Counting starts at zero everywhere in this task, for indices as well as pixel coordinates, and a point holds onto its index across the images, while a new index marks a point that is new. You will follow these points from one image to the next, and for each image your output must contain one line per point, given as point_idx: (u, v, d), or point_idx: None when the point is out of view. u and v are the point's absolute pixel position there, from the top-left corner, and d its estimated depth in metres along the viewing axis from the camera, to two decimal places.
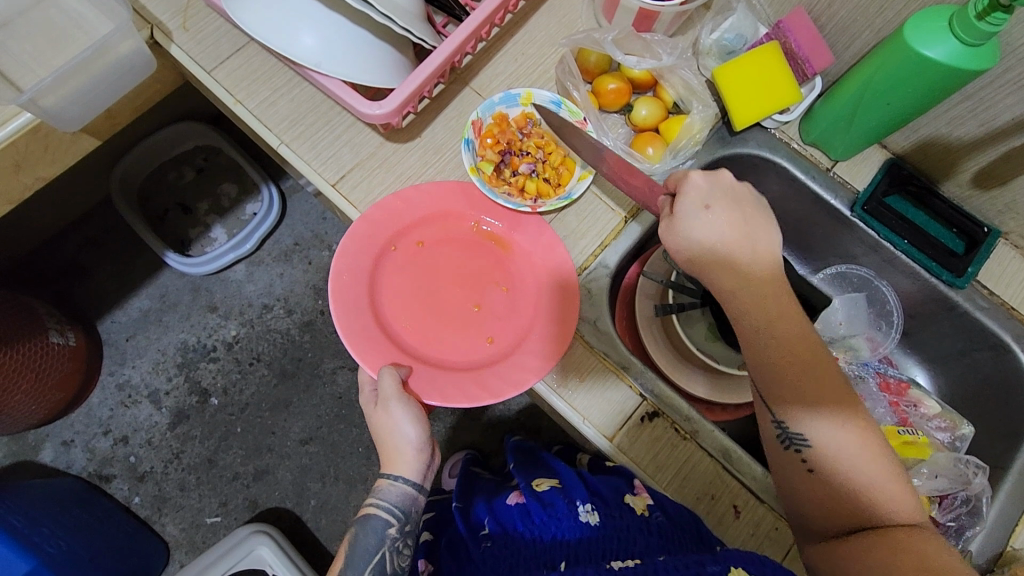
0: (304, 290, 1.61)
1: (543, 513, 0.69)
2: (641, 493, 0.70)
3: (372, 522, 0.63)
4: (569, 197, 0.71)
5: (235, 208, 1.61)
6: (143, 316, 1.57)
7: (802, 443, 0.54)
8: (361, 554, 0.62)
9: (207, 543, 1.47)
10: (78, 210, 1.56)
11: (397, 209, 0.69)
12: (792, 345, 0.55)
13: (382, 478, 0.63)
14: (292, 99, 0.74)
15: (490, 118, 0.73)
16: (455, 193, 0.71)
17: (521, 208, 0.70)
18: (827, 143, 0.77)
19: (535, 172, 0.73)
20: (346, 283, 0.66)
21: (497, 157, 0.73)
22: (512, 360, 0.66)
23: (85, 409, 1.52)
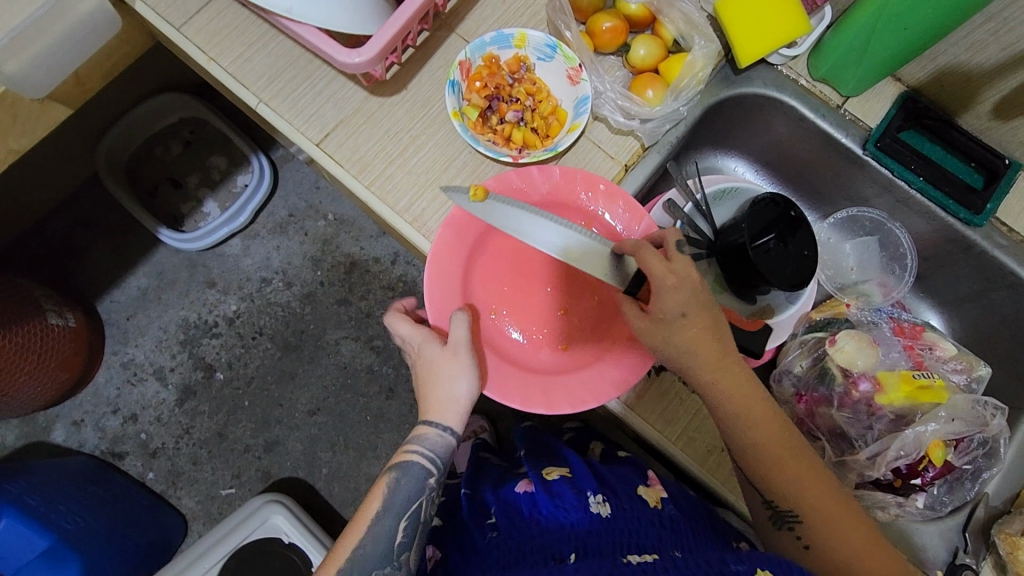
0: (301, 261, 1.59)
1: (551, 505, 0.70)
2: (654, 486, 0.74)
3: (414, 469, 0.63)
4: (555, 149, 0.67)
5: (226, 181, 1.57)
6: (142, 295, 1.55)
7: (793, 521, 0.57)
8: (401, 500, 0.62)
9: (223, 514, 1.49)
10: (66, 189, 1.53)
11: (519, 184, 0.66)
12: (769, 437, 0.56)
13: (425, 426, 0.63)
14: (268, 54, 0.69)
15: (479, 59, 0.69)
16: (578, 185, 0.66)
17: (503, 156, 0.67)
18: (838, 78, 0.72)
19: (522, 121, 0.70)
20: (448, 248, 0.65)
21: (483, 102, 0.69)
22: (579, 375, 0.64)
23: (92, 389, 1.52)
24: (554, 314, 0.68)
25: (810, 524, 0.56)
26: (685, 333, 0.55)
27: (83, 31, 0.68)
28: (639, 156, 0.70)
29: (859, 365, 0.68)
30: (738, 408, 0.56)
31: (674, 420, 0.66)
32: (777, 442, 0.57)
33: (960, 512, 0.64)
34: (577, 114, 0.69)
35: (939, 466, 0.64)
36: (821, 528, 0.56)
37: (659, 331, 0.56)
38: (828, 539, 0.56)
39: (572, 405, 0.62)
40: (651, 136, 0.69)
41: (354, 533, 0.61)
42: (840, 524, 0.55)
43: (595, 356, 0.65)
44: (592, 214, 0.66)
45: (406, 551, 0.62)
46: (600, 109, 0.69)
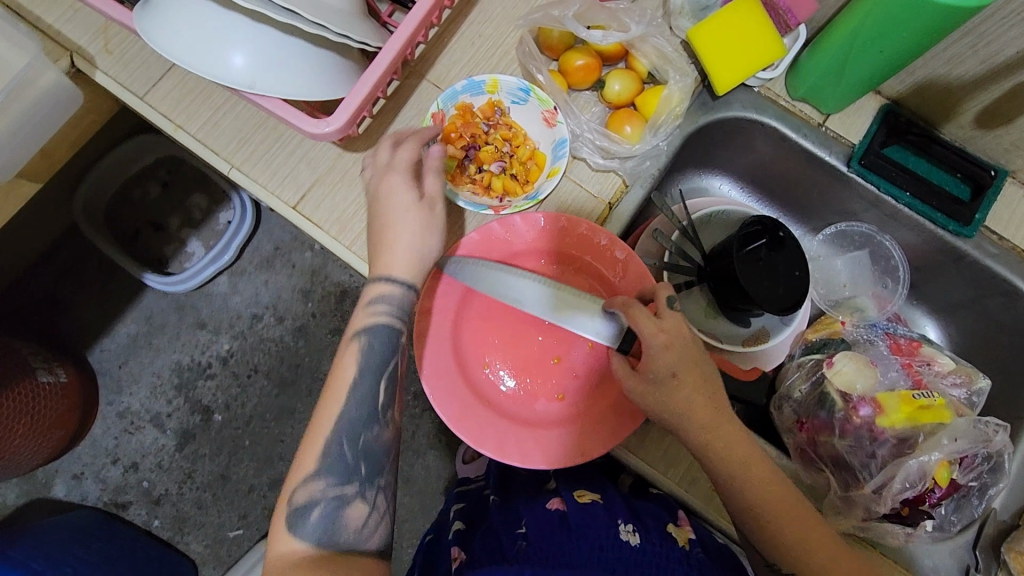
0: (291, 295, 1.57)
1: (583, 526, 0.73)
2: (683, 525, 0.74)
3: (382, 322, 0.58)
4: (536, 197, 0.66)
5: (208, 220, 1.55)
6: (132, 341, 1.53)
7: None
8: (374, 362, 0.58)
9: (233, 556, 1.48)
10: (46, 241, 1.50)
11: (504, 236, 0.65)
12: (763, 495, 0.57)
13: (389, 281, 0.58)
14: (235, 117, 0.68)
15: (452, 108, 0.67)
16: (563, 232, 0.65)
17: (484, 209, 0.66)
18: (818, 97, 0.72)
19: (502, 169, 0.68)
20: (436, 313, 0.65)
21: (462, 152, 0.67)
22: (577, 426, 0.64)
23: (90, 441, 1.50)
24: (545, 366, 0.67)
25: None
26: (675, 395, 0.56)
27: (45, 107, 0.67)
28: (623, 193, 0.68)
29: (858, 389, 0.67)
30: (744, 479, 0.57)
31: (675, 461, 0.65)
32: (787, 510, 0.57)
33: (969, 529, 0.64)
34: (555, 158, 0.67)
35: (945, 487, 0.62)
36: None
37: (651, 393, 0.57)
38: None
39: (567, 461, 0.62)
40: (633, 174, 0.68)
41: (330, 400, 0.58)
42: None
43: (586, 411, 0.64)
44: (581, 259, 0.66)
45: (391, 410, 0.58)
46: (578, 150, 0.68)
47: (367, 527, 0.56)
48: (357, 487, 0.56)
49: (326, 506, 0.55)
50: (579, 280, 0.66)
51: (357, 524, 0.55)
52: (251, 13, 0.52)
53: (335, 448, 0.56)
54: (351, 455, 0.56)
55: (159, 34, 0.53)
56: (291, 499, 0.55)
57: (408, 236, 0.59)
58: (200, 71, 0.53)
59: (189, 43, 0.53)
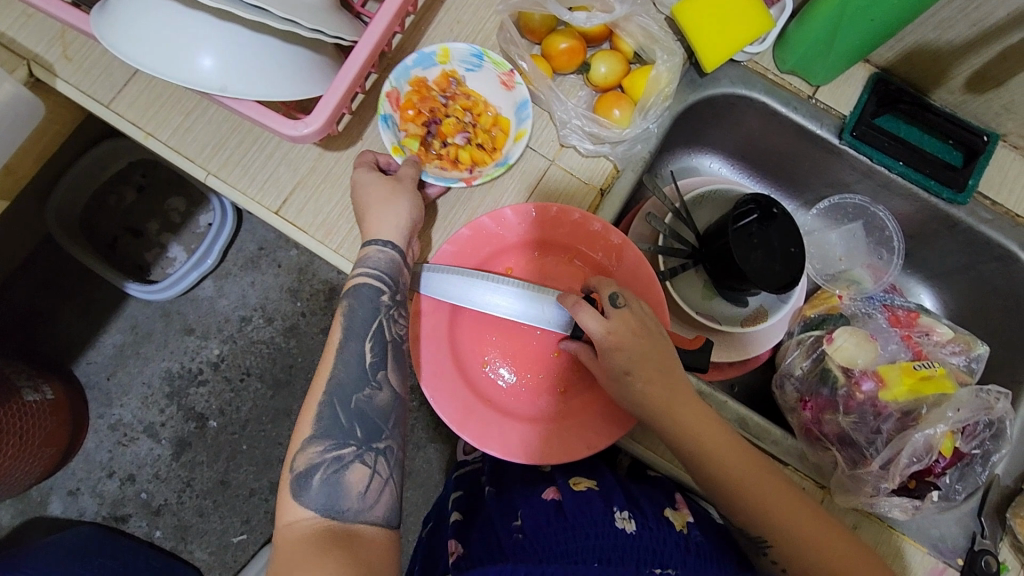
0: (279, 294, 1.54)
1: (578, 515, 0.70)
2: (680, 508, 0.74)
3: (363, 284, 0.59)
4: (506, 162, 0.63)
5: (188, 223, 1.51)
6: (119, 351, 1.50)
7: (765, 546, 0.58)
8: (358, 322, 0.58)
9: (238, 560, 1.47)
10: (20, 255, 1.46)
11: (496, 230, 0.63)
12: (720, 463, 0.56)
13: (366, 245, 0.59)
14: (208, 121, 0.65)
15: (407, 85, 0.64)
16: (557, 222, 0.63)
17: (454, 182, 0.62)
18: (807, 70, 0.70)
19: (466, 141, 0.65)
20: (428, 313, 0.63)
21: (422, 129, 0.64)
22: (580, 419, 0.63)
23: (84, 455, 1.48)
24: (545, 360, 0.66)
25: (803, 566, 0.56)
26: (636, 391, 0.55)
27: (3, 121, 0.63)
28: (615, 179, 0.66)
29: (859, 363, 0.68)
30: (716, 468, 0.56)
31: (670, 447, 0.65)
32: (764, 495, 0.56)
33: (973, 497, 0.64)
34: (520, 121, 0.64)
35: (949, 456, 0.63)
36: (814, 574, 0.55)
37: (614, 390, 0.57)
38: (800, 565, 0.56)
39: (571, 456, 0.61)
40: (624, 159, 0.66)
41: (324, 369, 0.58)
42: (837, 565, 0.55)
43: (589, 405, 0.63)
44: (575, 249, 0.64)
45: (382, 369, 0.58)
46: (566, 139, 0.66)
47: (369, 494, 0.54)
48: (354, 450, 0.55)
49: (327, 470, 0.53)
50: (575, 271, 0.65)
51: (359, 489, 0.54)
52: (218, 11, 0.50)
53: (329, 412, 0.56)
54: (345, 418, 0.55)
55: (125, 44, 0.50)
56: (291, 468, 0.54)
57: (378, 207, 0.59)
58: (172, 78, 0.50)
59: (157, 49, 0.49)
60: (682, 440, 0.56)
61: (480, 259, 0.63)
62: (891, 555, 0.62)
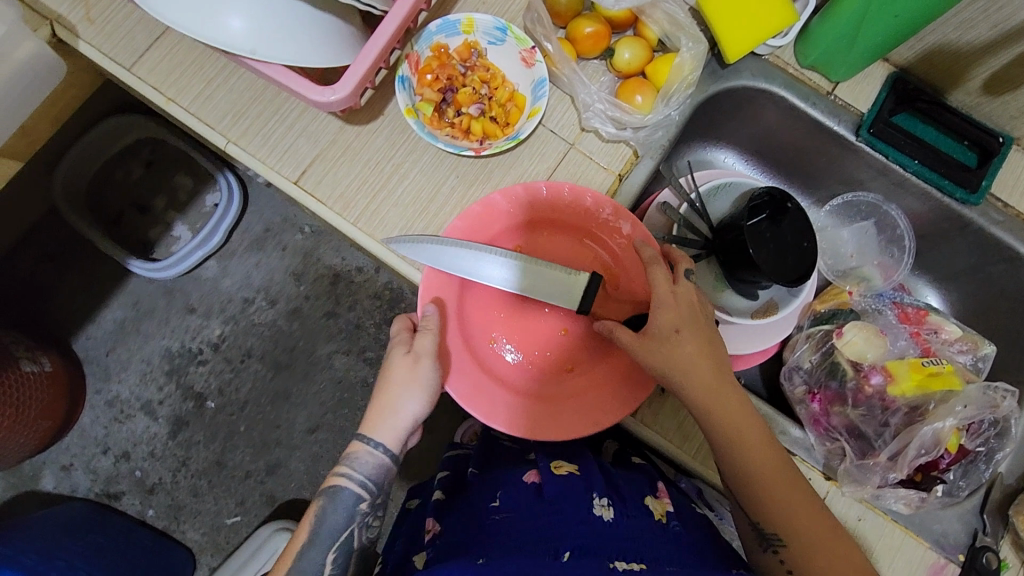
0: (283, 277, 1.54)
1: (560, 499, 0.70)
2: (662, 497, 0.74)
3: (345, 493, 0.62)
4: (516, 137, 0.63)
5: (194, 202, 1.50)
6: (119, 328, 1.49)
7: (777, 543, 0.57)
8: (329, 526, 0.61)
9: (231, 542, 1.47)
10: (24, 226, 1.45)
11: (509, 207, 0.63)
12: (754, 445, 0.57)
13: (358, 445, 0.62)
14: (230, 89, 0.65)
15: (427, 51, 0.65)
16: (569, 201, 0.64)
17: (463, 151, 0.63)
18: (827, 66, 0.71)
19: (480, 113, 0.65)
20: (438, 287, 0.63)
21: (437, 95, 0.64)
22: (587, 397, 0.63)
23: (79, 431, 1.47)
24: (555, 338, 0.66)
25: (796, 542, 0.56)
26: (681, 348, 0.57)
27: (24, 80, 0.63)
28: (634, 164, 0.67)
29: (869, 357, 0.68)
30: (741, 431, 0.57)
31: (663, 422, 0.65)
32: (780, 465, 0.58)
33: (977, 494, 0.65)
34: (536, 98, 0.64)
35: (954, 453, 0.64)
36: (804, 551, 0.56)
37: (654, 353, 0.57)
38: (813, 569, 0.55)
39: (579, 431, 0.61)
40: (645, 144, 0.66)
41: (284, 557, 0.62)
42: (826, 547, 0.55)
43: (600, 382, 0.64)
44: (584, 229, 0.65)
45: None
46: (589, 122, 0.66)
47: None
48: None
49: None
50: (583, 250, 0.65)
51: None
52: None
53: None
54: None
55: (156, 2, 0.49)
56: None
57: (402, 389, 0.61)
58: (203, 38, 0.50)
59: (190, 9, 0.49)
60: (715, 415, 0.57)
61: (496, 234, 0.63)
62: (892, 547, 0.62)
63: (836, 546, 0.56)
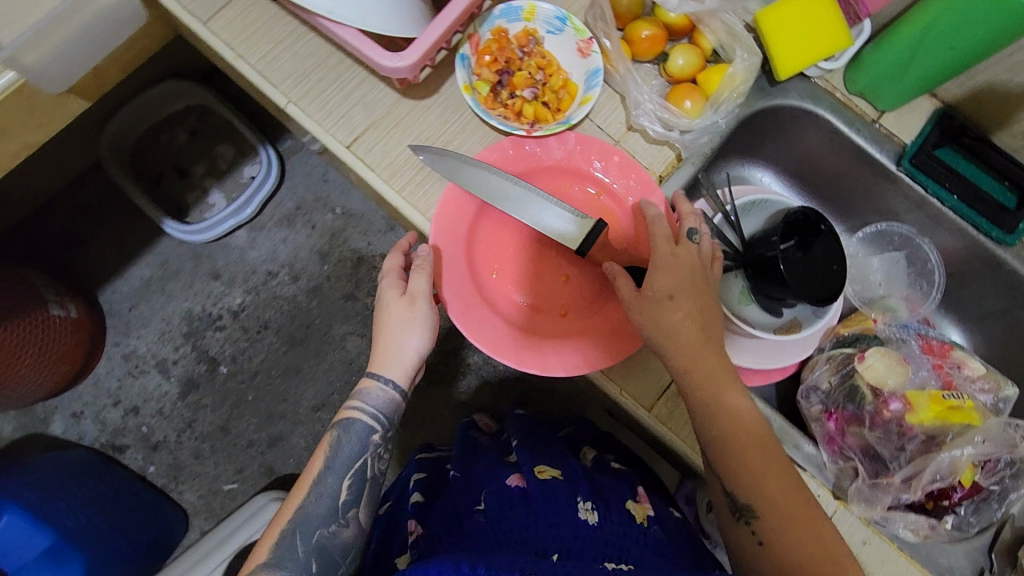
0: (309, 255, 1.57)
1: (544, 503, 0.72)
2: (642, 502, 0.78)
3: (357, 425, 0.65)
4: (568, 122, 0.66)
5: (233, 172, 1.54)
6: (145, 284, 1.53)
7: (751, 516, 0.56)
8: (342, 457, 0.64)
9: (225, 509, 1.48)
10: (68, 176, 1.50)
11: (534, 153, 0.67)
12: (746, 427, 0.57)
13: (370, 381, 0.65)
14: (296, 53, 0.68)
15: (489, 33, 0.67)
16: (590, 156, 0.67)
17: (515, 132, 0.65)
18: (876, 93, 0.72)
19: (534, 96, 0.67)
20: (454, 213, 0.66)
21: (494, 77, 0.67)
22: (573, 340, 0.65)
23: (94, 380, 1.50)
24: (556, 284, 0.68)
25: (763, 512, 0.56)
26: (669, 314, 0.58)
27: (106, 22, 0.66)
28: (676, 167, 0.68)
29: (890, 384, 0.68)
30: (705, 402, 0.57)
31: (644, 392, 0.65)
32: (751, 436, 0.57)
33: (986, 532, 0.65)
34: (588, 88, 0.67)
35: (968, 487, 0.64)
36: (773, 521, 0.55)
37: (644, 310, 0.58)
38: (787, 539, 0.55)
39: (563, 368, 0.63)
40: (689, 147, 0.68)
41: (295, 496, 0.64)
42: (794, 518, 0.55)
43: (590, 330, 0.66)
44: (602, 185, 0.67)
45: (352, 508, 0.64)
46: (637, 120, 0.67)
47: (335, 537, 0.63)
48: None
49: (320, 538, 0.62)
50: (598, 206, 0.68)
51: (341, 546, 0.63)
52: None
53: (289, 541, 0.61)
54: (304, 551, 0.61)
55: None
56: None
57: (401, 329, 0.65)
58: None
59: None
60: (713, 399, 0.57)
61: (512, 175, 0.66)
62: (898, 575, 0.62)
63: (806, 519, 0.55)
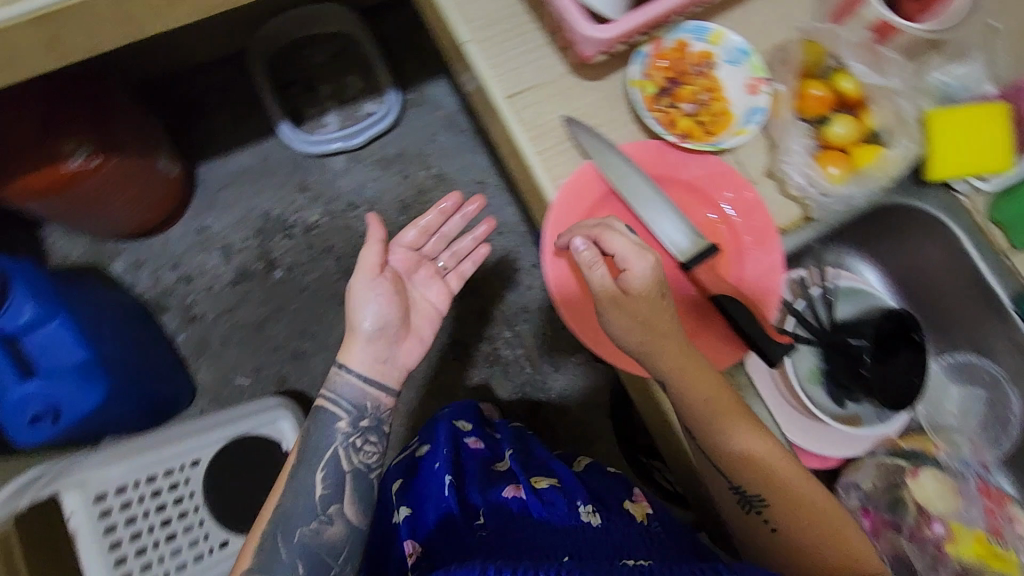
0: (392, 200, 1.63)
1: (546, 513, 0.78)
2: (639, 501, 0.86)
3: (325, 415, 0.80)
4: (717, 146, 0.68)
5: (355, 102, 1.64)
6: (241, 172, 1.61)
7: (760, 505, 0.64)
8: (314, 445, 0.79)
9: (230, 400, 1.52)
10: (215, 53, 1.61)
11: (674, 162, 0.68)
12: (741, 429, 0.63)
13: (336, 370, 0.82)
14: (492, 2, 0.72)
15: (671, 42, 0.70)
16: (725, 182, 0.68)
17: (665, 137, 0.67)
18: (1014, 227, 0.71)
19: (693, 112, 0.69)
20: (581, 190, 0.68)
21: (663, 82, 0.69)
22: None
23: (163, 239, 1.58)
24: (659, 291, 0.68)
25: (783, 524, 0.64)
26: (649, 318, 0.62)
27: None
28: (798, 226, 0.70)
29: (936, 507, 0.70)
30: (722, 425, 0.63)
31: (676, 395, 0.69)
32: (763, 457, 0.63)
33: None
34: (745, 122, 0.69)
35: None
36: (792, 534, 0.64)
37: (623, 307, 0.62)
38: (793, 521, 0.64)
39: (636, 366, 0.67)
40: (822, 210, 0.69)
41: (275, 501, 0.76)
42: (801, 504, 0.63)
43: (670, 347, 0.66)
44: (723, 215, 0.69)
45: (334, 504, 0.76)
46: (782, 168, 0.68)
47: (320, 532, 0.75)
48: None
49: (303, 532, 0.74)
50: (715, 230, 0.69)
51: (326, 539, 0.75)
52: None
53: (276, 544, 0.73)
54: (292, 549, 0.73)
55: None
56: None
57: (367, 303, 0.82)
58: None
59: None
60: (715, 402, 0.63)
61: (646, 175, 0.68)
62: None
63: (825, 529, 0.63)
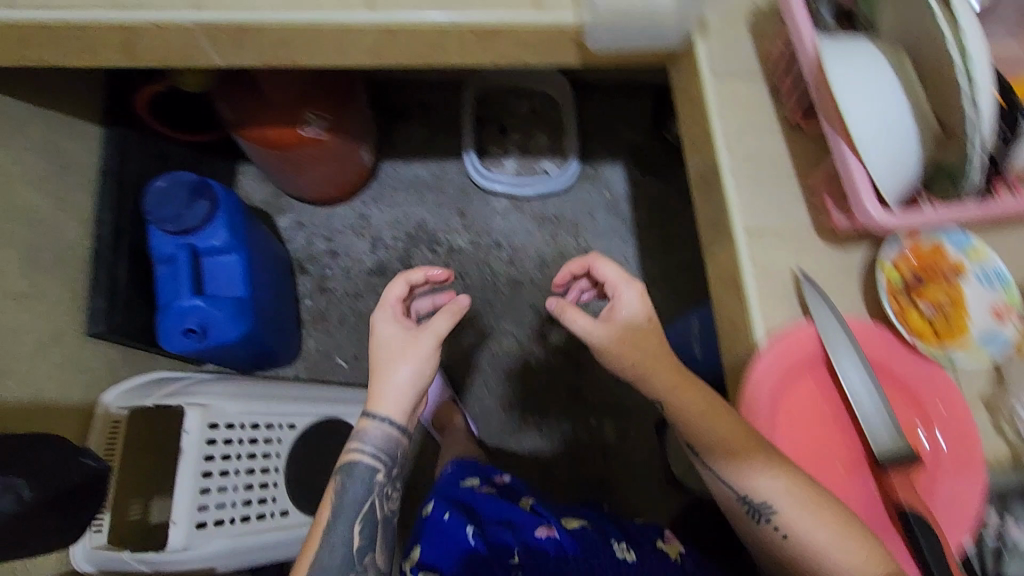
0: (533, 255, 1.75)
1: (583, 553, 0.93)
2: (672, 541, 0.99)
3: (360, 466, 0.85)
4: (949, 360, 0.66)
5: (535, 158, 1.82)
6: (415, 181, 1.78)
7: (769, 513, 0.67)
8: (349, 499, 0.84)
9: (324, 374, 1.62)
10: (437, 78, 1.84)
11: (893, 357, 0.68)
12: (730, 434, 0.68)
13: (367, 422, 0.85)
14: (762, 142, 0.76)
15: (930, 241, 0.69)
16: (943, 395, 0.66)
17: (901, 330, 0.67)
18: None
19: (931, 314, 0.68)
20: (797, 349, 0.68)
21: (912, 276, 0.68)
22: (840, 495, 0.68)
23: (329, 212, 1.74)
24: (621, 335, 0.76)
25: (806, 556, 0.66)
26: (654, 352, 0.75)
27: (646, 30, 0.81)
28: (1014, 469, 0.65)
29: None
30: (753, 460, 0.67)
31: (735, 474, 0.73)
32: (770, 490, 0.66)
33: None
34: (981, 344, 0.67)
35: None
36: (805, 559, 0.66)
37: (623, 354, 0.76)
38: (801, 535, 0.66)
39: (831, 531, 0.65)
40: None
41: (313, 542, 0.82)
42: (795, 488, 0.65)
43: (715, 415, 0.70)
44: (928, 422, 0.66)
45: (368, 550, 0.84)
46: (1013, 405, 0.65)
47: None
48: None
49: None
50: (916, 436, 0.67)
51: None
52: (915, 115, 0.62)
53: None
54: None
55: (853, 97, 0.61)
56: None
57: (396, 361, 0.84)
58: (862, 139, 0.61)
59: (870, 122, 0.62)
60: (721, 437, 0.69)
61: (866, 358, 0.67)
62: None
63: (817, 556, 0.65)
